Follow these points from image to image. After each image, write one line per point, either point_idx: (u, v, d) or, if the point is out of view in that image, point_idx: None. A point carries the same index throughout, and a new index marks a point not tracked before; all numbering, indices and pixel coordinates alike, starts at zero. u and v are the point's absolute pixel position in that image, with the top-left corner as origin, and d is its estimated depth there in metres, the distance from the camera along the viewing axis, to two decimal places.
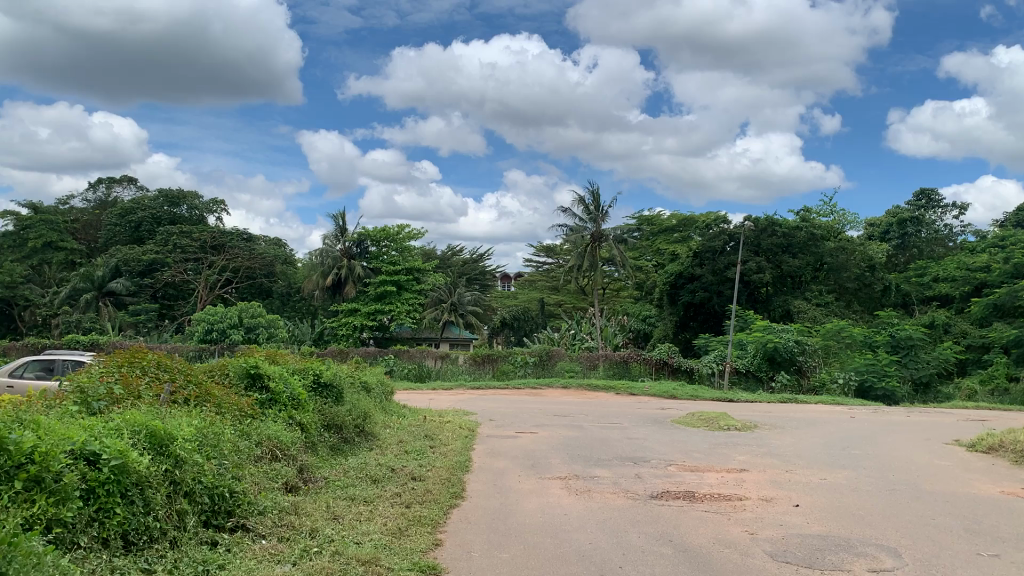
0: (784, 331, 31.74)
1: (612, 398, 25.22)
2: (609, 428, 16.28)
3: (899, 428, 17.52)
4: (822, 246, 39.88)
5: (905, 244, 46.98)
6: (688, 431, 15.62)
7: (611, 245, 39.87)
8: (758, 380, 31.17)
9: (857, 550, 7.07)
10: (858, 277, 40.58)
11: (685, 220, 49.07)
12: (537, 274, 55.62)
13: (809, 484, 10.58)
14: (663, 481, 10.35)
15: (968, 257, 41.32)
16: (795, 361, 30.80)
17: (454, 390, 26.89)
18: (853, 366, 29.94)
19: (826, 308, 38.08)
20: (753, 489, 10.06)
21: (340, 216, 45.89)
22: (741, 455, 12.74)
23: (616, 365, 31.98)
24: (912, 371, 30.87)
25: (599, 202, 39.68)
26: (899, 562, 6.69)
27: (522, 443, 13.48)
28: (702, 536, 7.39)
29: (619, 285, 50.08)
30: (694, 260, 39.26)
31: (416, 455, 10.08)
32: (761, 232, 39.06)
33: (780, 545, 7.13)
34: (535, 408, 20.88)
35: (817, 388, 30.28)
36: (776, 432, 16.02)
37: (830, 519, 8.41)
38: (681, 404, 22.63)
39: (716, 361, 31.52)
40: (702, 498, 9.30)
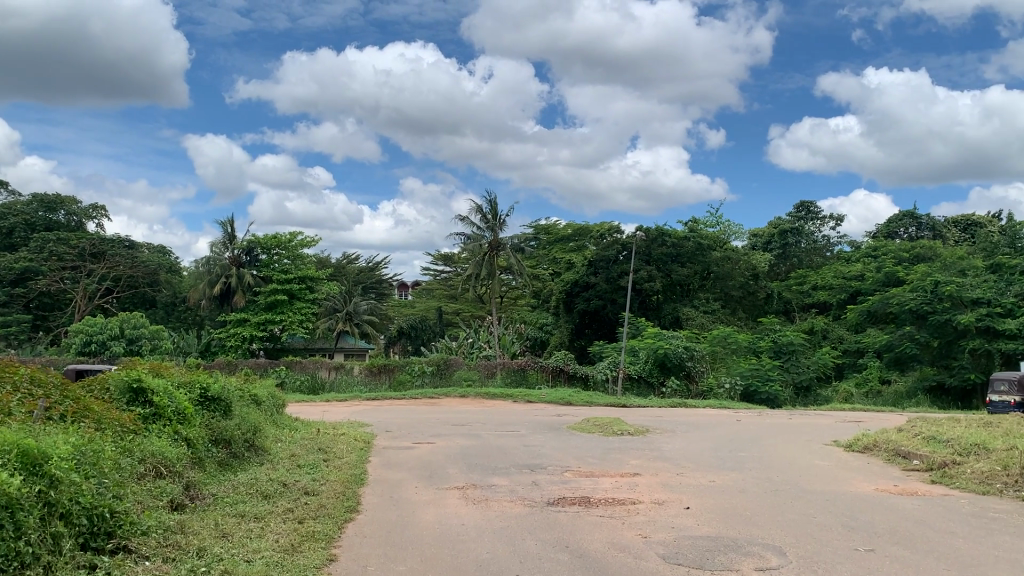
0: (674, 338, 32.68)
1: (510, 406, 25.33)
2: (506, 435, 16.35)
3: (782, 430, 18.27)
4: (709, 255, 41.25)
5: (786, 254, 48.99)
6: (583, 437, 15.82)
7: (509, 253, 40.16)
8: (649, 386, 31.97)
9: (746, 550, 7.31)
10: (743, 285, 42.32)
11: (580, 229, 49.94)
12: (435, 282, 55.45)
13: (698, 486, 10.88)
14: (559, 488, 10.43)
15: (844, 266, 43.51)
16: (684, 366, 31.82)
17: (349, 401, 26.44)
18: (738, 372, 31.12)
19: (713, 315, 39.45)
20: (646, 493, 10.27)
21: (229, 222, 44.42)
22: (635, 459, 12.99)
23: (513, 373, 32.05)
24: (794, 375, 32.34)
25: (496, 211, 39.89)
26: (784, 560, 6.93)
27: (419, 453, 13.34)
28: (597, 540, 7.49)
29: (517, 293, 50.41)
30: (589, 269, 40.01)
31: (309, 469, 9.83)
32: (652, 242, 40.15)
33: (672, 548, 7.28)
34: (432, 417, 20.76)
35: (705, 393, 31.31)
36: (667, 436, 16.44)
37: (719, 520, 8.66)
38: (579, 411, 22.98)
39: (610, 367, 32.12)
40: (597, 502, 9.44)
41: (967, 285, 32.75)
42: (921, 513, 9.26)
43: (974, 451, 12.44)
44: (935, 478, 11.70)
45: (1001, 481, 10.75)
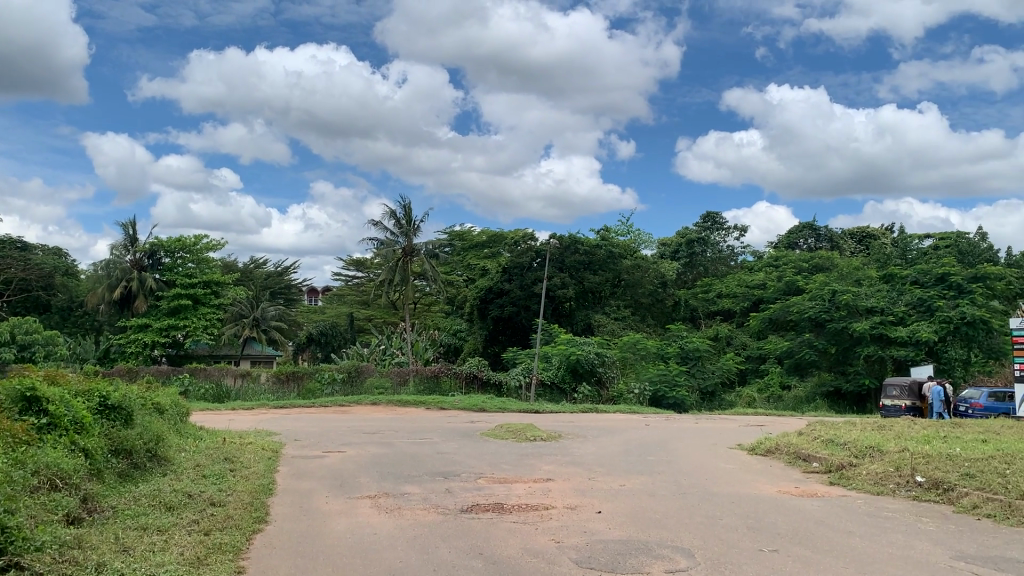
0: (586, 344, 33.08)
1: (423, 413, 25.14)
2: (418, 443, 16.23)
3: (689, 434, 18.69)
4: (620, 263, 42.00)
5: (693, 263, 50.30)
6: (496, 444, 15.82)
7: (422, 259, 40.01)
8: (561, 392, 32.23)
9: (655, 552, 7.44)
10: (652, 293, 43.35)
11: (494, 236, 50.13)
12: (346, 288, 54.73)
13: (608, 490, 11.04)
14: (472, 495, 10.41)
15: (748, 275, 44.93)
16: (596, 372, 32.24)
17: (255, 410, 25.72)
18: (647, 377, 31.74)
19: (623, 322, 40.15)
20: (558, 498, 10.36)
21: (130, 224, 42.80)
22: (548, 465, 13.06)
23: (425, 380, 31.85)
24: (700, 380, 33.20)
25: (410, 216, 39.66)
26: (692, 562, 7.11)
27: (329, 462, 13.10)
28: (511, 547, 7.50)
29: (430, 300, 50.17)
30: (503, 276, 40.15)
31: (215, 479, 9.54)
32: (565, 250, 40.64)
33: (584, 552, 7.37)
34: (343, 425, 20.41)
35: (615, 398, 31.87)
36: (578, 441, 16.62)
37: (629, 523, 8.81)
38: (491, 418, 23.00)
39: (523, 373, 32.12)
40: (510, 509, 9.46)
41: (861, 294, 34.37)
42: (821, 514, 9.62)
43: (868, 453, 13.01)
44: (833, 479, 12.18)
45: (894, 481, 11.26)
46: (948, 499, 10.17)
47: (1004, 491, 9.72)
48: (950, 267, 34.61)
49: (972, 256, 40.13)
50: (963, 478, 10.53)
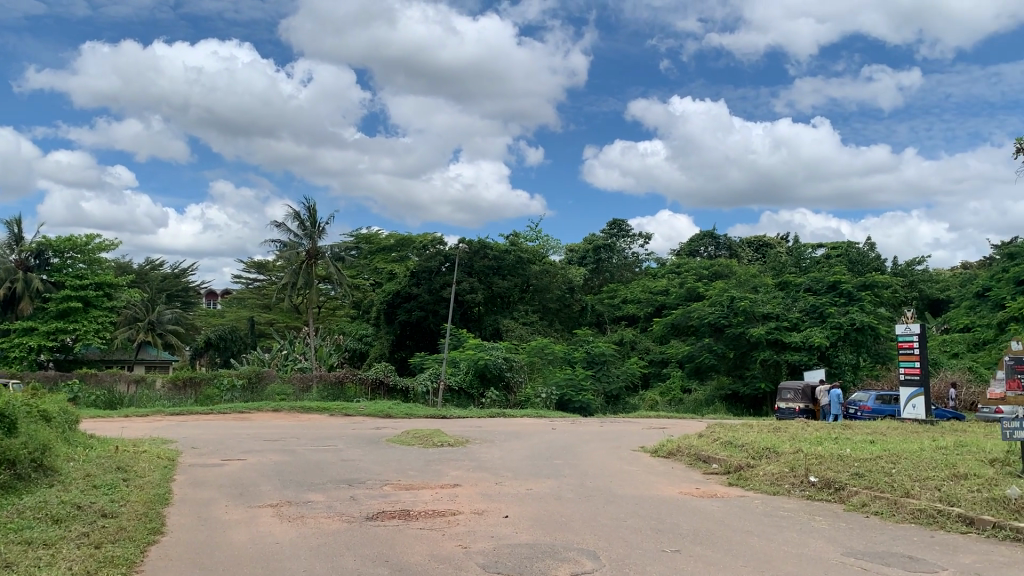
0: (494, 348, 33.23)
1: (328, 419, 24.71)
2: (323, 450, 15.94)
3: (594, 438, 18.95)
4: (528, 268, 42.37)
5: (599, 269, 51.08)
6: (402, 450, 15.65)
7: (328, 262, 39.37)
8: (469, 397, 32.28)
9: (561, 555, 7.50)
10: (560, 298, 43.89)
11: (402, 239, 49.89)
12: (247, 291, 53.37)
13: (515, 495, 11.08)
14: (377, 502, 10.28)
15: (652, 281, 45.99)
16: (503, 376, 32.39)
17: (150, 417, 24.72)
18: (554, 382, 32.00)
19: (531, 326, 40.48)
20: (465, 503, 10.33)
21: (16, 222, 40.63)
22: (455, 470, 13.02)
23: (329, 386, 31.26)
24: (606, 385, 33.74)
25: (315, 218, 38.96)
26: (598, 564, 7.19)
27: (229, 470, 12.69)
28: (417, 553, 7.43)
29: (335, 303, 49.41)
30: (411, 279, 39.87)
31: (107, 490, 9.10)
32: (474, 254, 40.64)
33: (492, 557, 7.36)
34: (243, 432, 19.82)
35: (523, 402, 31.79)
36: (485, 445, 16.63)
37: (536, 527, 8.85)
38: (397, 423, 22.77)
39: (431, 378, 31.87)
40: (417, 515, 9.37)
41: (758, 300, 35.63)
42: (721, 514, 9.90)
43: (765, 454, 13.46)
44: (732, 480, 12.55)
45: (789, 482, 11.67)
46: (839, 498, 10.61)
47: (890, 489, 10.21)
48: (841, 275, 36.15)
49: (861, 266, 42.13)
50: (854, 478, 11.00)
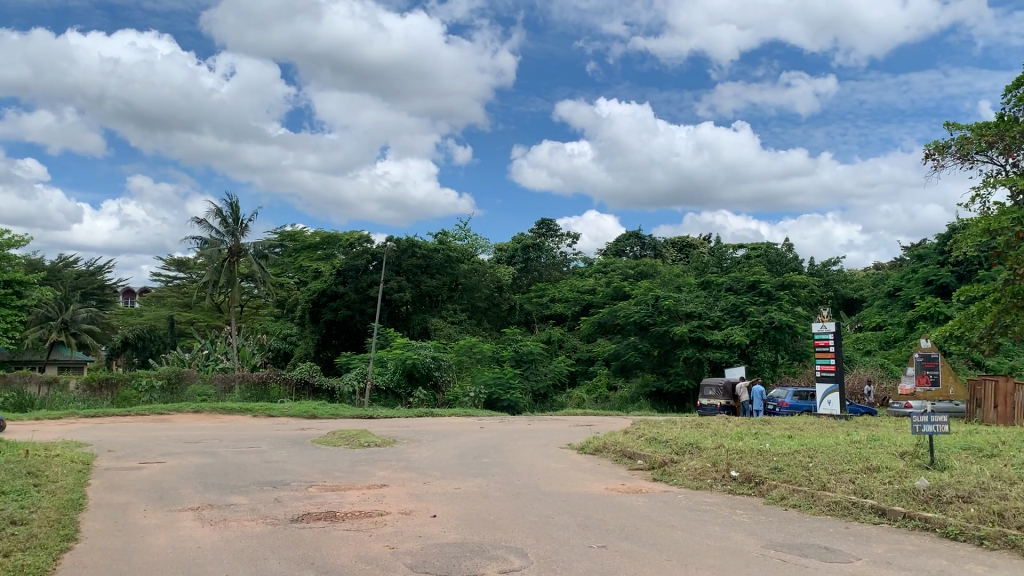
0: (421, 348, 33.07)
1: (250, 421, 24.20)
2: (246, 451, 15.63)
3: (521, 436, 19.04)
4: (457, 267, 42.34)
5: (528, 268, 51.25)
6: (327, 451, 15.42)
7: (250, 260, 38.59)
8: (396, 397, 32.07)
9: (490, 554, 7.51)
10: (488, 297, 43.92)
11: (328, 237, 49.26)
12: (166, 289, 51.89)
13: (443, 494, 11.05)
14: (302, 504, 10.12)
15: (579, 281, 46.43)
16: (432, 376, 32.29)
17: (62, 420, 23.76)
18: (482, 380, 31.95)
19: (459, 325, 40.47)
20: (392, 504, 10.25)
21: None
22: (382, 470, 12.91)
23: (253, 386, 30.62)
24: (533, 382, 33.91)
25: (238, 215, 38.11)
26: (525, 561, 7.22)
27: (148, 474, 12.33)
28: (344, 555, 7.35)
29: (258, 302, 48.45)
30: (337, 278, 39.28)
31: (16, 496, 8.72)
32: (402, 253, 40.33)
33: (419, 557, 7.32)
34: (162, 435, 19.25)
35: (450, 401, 31.96)
36: (413, 445, 16.55)
37: (463, 527, 8.83)
38: (323, 424, 22.44)
39: (357, 378, 31.48)
40: (343, 517, 9.26)
41: (683, 299, 36.37)
42: (646, 510, 10.07)
43: (688, 450, 13.75)
44: (656, 476, 12.77)
45: (711, 477, 11.94)
46: (759, 491, 10.90)
47: (807, 482, 10.54)
48: (760, 275, 37.20)
49: (779, 266, 43.43)
50: (772, 472, 11.32)
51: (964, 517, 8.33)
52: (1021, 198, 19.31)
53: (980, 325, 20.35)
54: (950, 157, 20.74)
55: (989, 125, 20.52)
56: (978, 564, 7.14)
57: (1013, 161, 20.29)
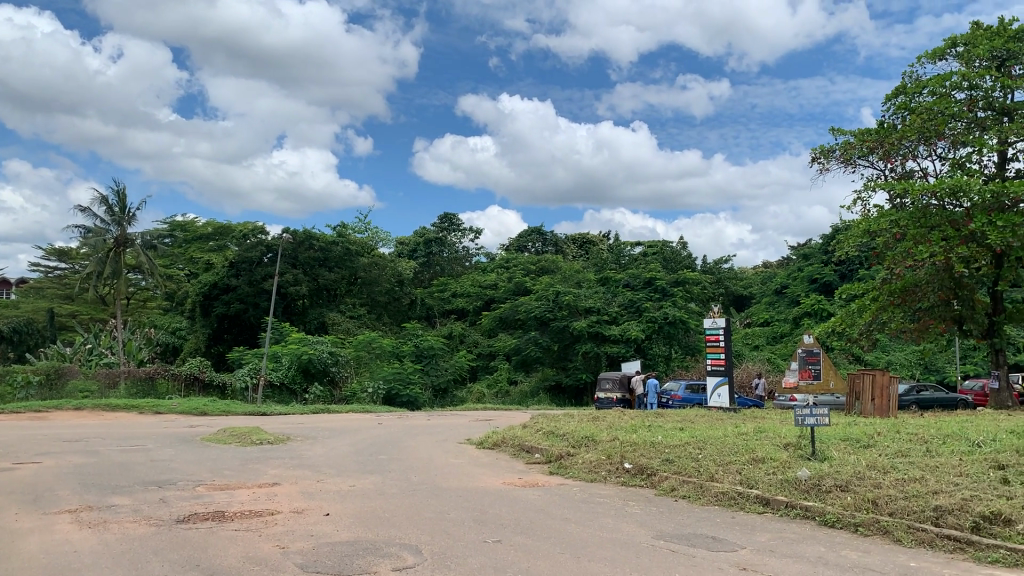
0: (318, 342, 32.53)
1: (135, 418, 23.21)
2: (129, 450, 14.94)
3: (419, 432, 18.89)
4: (356, 260, 41.80)
5: (430, 263, 50.95)
6: (217, 449, 14.92)
7: (138, 250, 37.00)
8: (291, 393, 31.33)
9: (383, 551, 7.40)
10: (388, 291, 43.45)
11: (221, 228, 47.84)
12: (45, 279, 49.08)
13: (337, 492, 10.85)
14: (189, 504, 9.75)
15: (481, 276, 46.48)
16: (328, 372, 31.83)
17: None
18: (381, 376, 31.53)
19: (358, 320, 40.00)
20: (284, 503, 10.00)
21: None
22: (274, 469, 12.57)
23: (139, 382, 29.41)
24: (433, 378, 33.74)
25: (125, 203, 36.51)
26: (419, 558, 7.15)
27: (19, 475, 11.63)
28: (231, 556, 7.12)
29: (147, 294, 46.53)
30: (230, 270, 37.97)
31: None
32: (298, 245, 39.33)
33: (310, 557, 7.14)
34: (37, 434, 18.21)
35: (348, 397, 31.54)
36: (307, 443, 16.19)
37: (357, 525, 8.68)
38: (212, 421, 21.71)
39: (250, 374, 30.55)
40: (232, 516, 8.97)
41: (582, 295, 36.93)
42: (540, 503, 10.14)
43: (584, 444, 13.93)
44: (552, 469, 12.88)
45: (605, 469, 12.15)
46: (650, 483, 11.15)
47: (697, 474, 10.84)
48: (656, 271, 38.16)
49: (674, 264, 44.54)
50: (663, 464, 11.60)
51: (841, 505, 8.72)
52: (898, 201, 20.33)
53: (860, 322, 21.41)
54: (834, 161, 21.74)
55: (870, 132, 21.59)
56: (854, 550, 7.48)
57: (891, 166, 21.40)
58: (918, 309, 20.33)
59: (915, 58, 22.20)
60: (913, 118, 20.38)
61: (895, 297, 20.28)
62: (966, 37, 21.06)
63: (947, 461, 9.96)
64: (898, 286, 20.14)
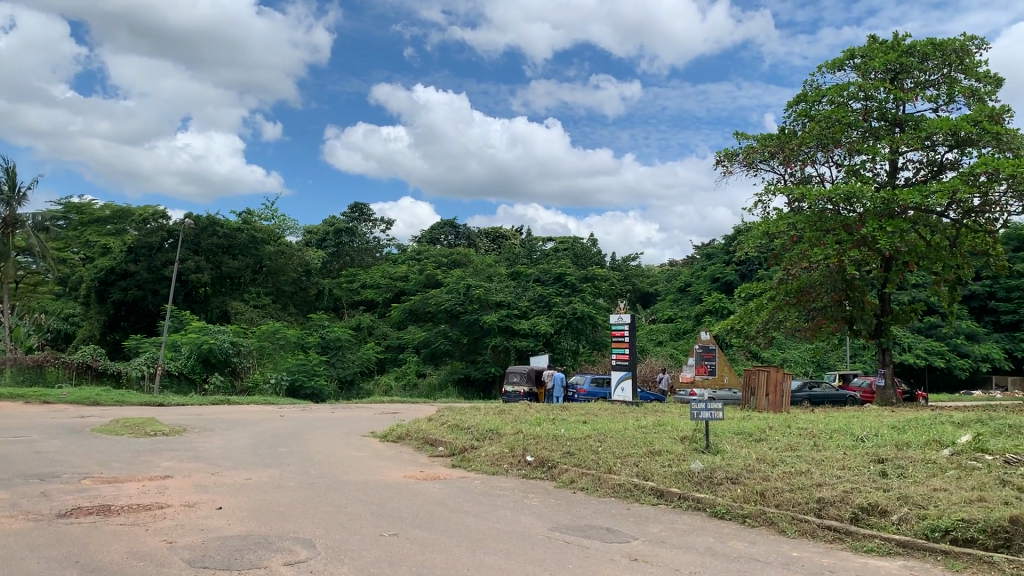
0: (219, 332, 31.69)
1: (21, 407, 22.16)
2: (11, 441, 14.23)
3: (322, 424, 18.62)
4: (262, 249, 40.91)
5: (339, 252, 50.21)
6: (108, 440, 14.39)
7: (29, 232, 35.27)
8: (190, 383, 30.41)
9: (276, 545, 7.28)
10: (294, 280, 42.72)
11: (120, 211, 46.19)
12: None
13: (232, 485, 10.60)
14: (72, 497, 9.35)
15: (390, 267, 46.07)
16: (229, 362, 31.02)
17: None
18: (285, 367, 30.79)
19: (262, 310, 39.26)
20: (175, 496, 9.71)
21: None
22: (167, 461, 12.19)
23: (27, 370, 28.14)
24: (339, 370, 33.28)
25: (15, 182, 34.58)
26: (312, 552, 7.06)
27: None
28: (114, 551, 6.87)
29: None
30: (128, 255, 36.45)
31: None
32: (201, 231, 38.11)
33: (198, 551, 6.96)
34: None
35: (250, 388, 30.83)
36: (204, 435, 15.77)
37: (250, 518, 8.50)
38: (104, 412, 20.90)
39: (147, 363, 29.50)
40: (118, 510, 8.65)
41: (492, 289, 37.04)
42: (440, 496, 10.12)
43: (487, 437, 13.99)
44: (455, 462, 12.89)
45: (507, 462, 12.23)
46: (551, 475, 11.28)
47: (596, 466, 11.03)
48: (566, 267, 38.68)
49: (584, 260, 45.10)
50: (564, 456, 11.75)
51: (731, 497, 9.02)
52: (795, 204, 21.09)
53: (758, 319, 22.17)
54: (737, 164, 22.43)
55: (772, 137, 22.33)
56: (740, 540, 7.74)
57: (791, 171, 22.20)
58: (812, 309, 21.22)
59: (815, 67, 23.02)
60: (811, 125, 21.20)
61: (791, 297, 21.12)
62: (863, 50, 22.01)
63: (831, 455, 10.41)
64: (794, 286, 20.94)
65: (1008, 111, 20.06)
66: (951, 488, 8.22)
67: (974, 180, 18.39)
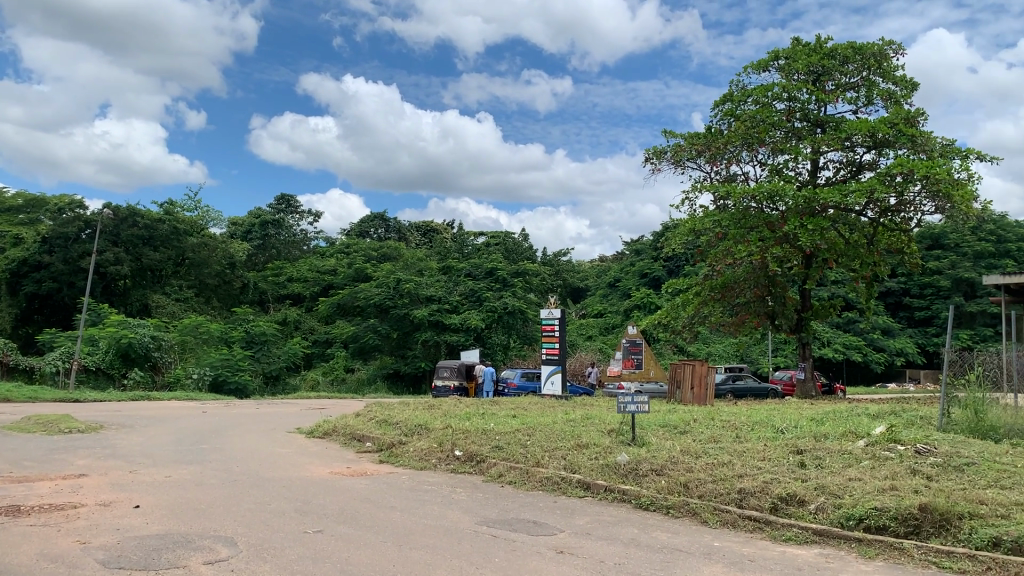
0: (139, 326, 30.78)
1: None
2: None
3: (246, 420, 18.23)
4: (184, 241, 39.80)
5: (265, 245, 49.25)
6: (20, 438, 13.81)
7: None
8: (108, 378, 29.40)
9: (196, 544, 7.10)
10: (219, 273, 41.87)
11: (34, 200, 44.41)
12: None
13: (151, 483, 10.29)
14: None
15: (318, 260, 45.42)
16: (150, 357, 30.10)
17: None
18: (208, 361, 30.15)
19: (185, 304, 38.46)
20: (89, 495, 9.38)
21: None
22: (82, 459, 11.77)
23: None
24: (264, 365, 32.71)
25: None
26: (234, 550, 6.90)
27: None
28: (23, 553, 6.58)
29: None
30: (42, 246, 34.99)
31: None
32: (120, 222, 36.72)
33: (113, 552, 6.73)
34: None
35: (171, 384, 29.98)
36: (122, 432, 15.27)
37: (169, 517, 8.26)
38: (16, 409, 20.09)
39: (61, 358, 28.36)
40: (28, 511, 8.30)
41: (422, 282, 36.83)
42: (367, 492, 10.02)
43: (416, 432, 13.90)
44: (382, 458, 12.77)
45: (436, 457, 12.17)
46: (479, 469, 11.26)
47: (523, 460, 11.06)
48: (497, 262, 38.73)
49: (515, 255, 45.21)
50: (493, 451, 11.75)
51: (655, 488, 9.15)
52: (721, 202, 21.50)
53: (684, 314, 22.60)
54: (666, 162, 22.74)
55: (699, 135, 22.70)
56: (663, 531, 7.86)
57: (717, 169, 22.63)
58: (736, 304, 21.77)
59: (741, 68, 23.51)
60: (737, 124, 21.65)
61: (716, 292, 21.61)
62: (787, 52, 22.56)
63: (753, 446, 10.66)
64: (718, 282, 21.39)
65: (922, 114, 20.86)
66: (865, 477, 8.50)
67: (890, 180, 19.02)
